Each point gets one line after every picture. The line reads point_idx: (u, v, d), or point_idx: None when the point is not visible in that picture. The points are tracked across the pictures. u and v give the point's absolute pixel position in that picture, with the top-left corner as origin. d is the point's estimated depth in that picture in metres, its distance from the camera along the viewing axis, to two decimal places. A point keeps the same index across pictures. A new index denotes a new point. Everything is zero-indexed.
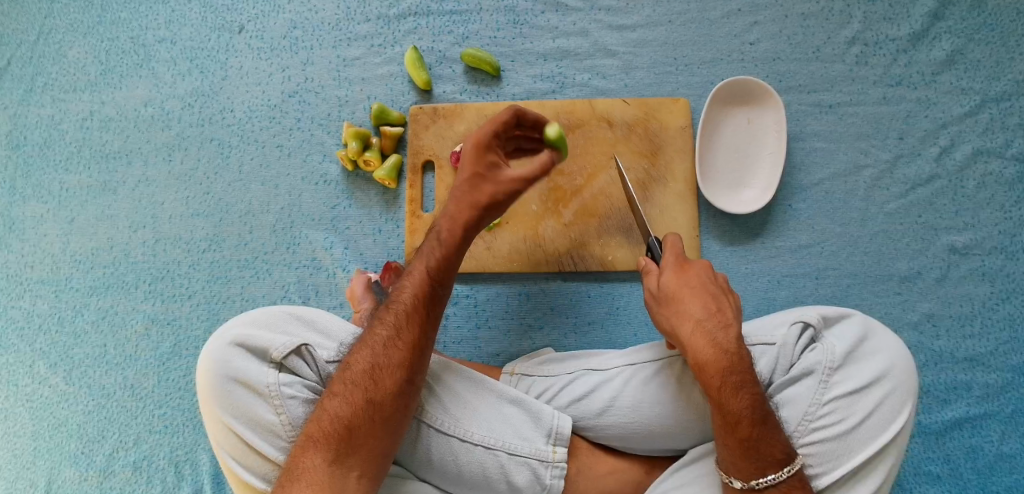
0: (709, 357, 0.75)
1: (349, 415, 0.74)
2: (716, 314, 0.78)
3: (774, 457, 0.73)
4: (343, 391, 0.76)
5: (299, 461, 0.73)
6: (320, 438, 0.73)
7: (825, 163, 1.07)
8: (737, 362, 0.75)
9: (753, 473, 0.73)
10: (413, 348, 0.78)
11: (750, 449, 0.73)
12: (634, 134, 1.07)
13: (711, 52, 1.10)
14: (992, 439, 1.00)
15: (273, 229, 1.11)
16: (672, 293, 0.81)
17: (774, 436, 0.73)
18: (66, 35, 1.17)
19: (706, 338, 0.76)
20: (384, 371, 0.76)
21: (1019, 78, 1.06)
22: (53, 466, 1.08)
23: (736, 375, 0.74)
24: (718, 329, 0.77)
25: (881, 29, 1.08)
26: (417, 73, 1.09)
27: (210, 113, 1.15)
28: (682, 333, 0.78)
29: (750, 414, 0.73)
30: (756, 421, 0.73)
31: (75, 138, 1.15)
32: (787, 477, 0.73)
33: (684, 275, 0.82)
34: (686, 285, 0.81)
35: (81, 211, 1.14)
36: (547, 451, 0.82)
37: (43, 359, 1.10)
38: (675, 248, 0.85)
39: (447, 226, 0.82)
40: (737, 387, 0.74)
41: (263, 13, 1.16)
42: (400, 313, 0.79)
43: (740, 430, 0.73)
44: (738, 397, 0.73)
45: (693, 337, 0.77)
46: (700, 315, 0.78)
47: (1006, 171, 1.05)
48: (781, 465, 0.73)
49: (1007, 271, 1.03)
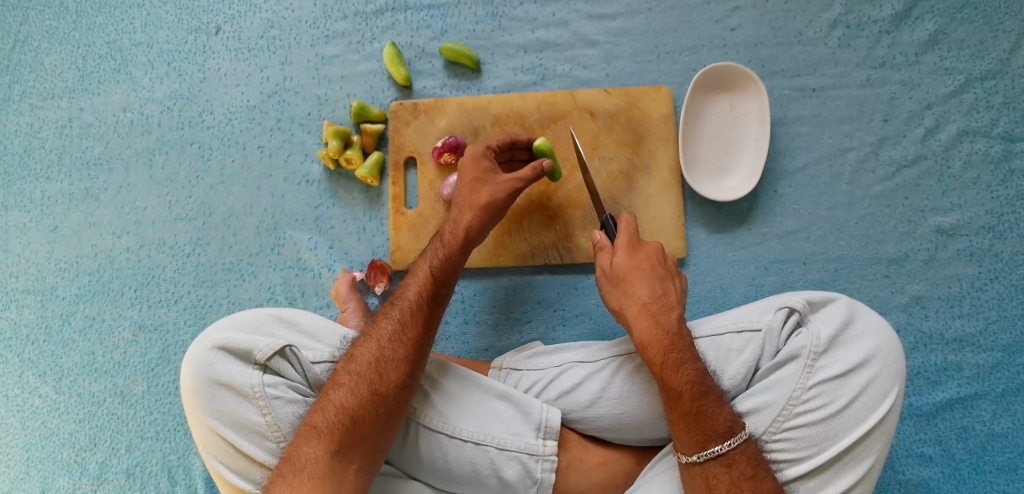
0: (652, 337, 0.79)
1: (353, 405, 0.74)
2: (661, 298, 0.82)
3: (716, 430, 0.74)
4: (348, 383, 0.76)
5: (299, 451, 0.72)
6: (324, 429, 0.73)
7: (810, 147, 1.06)
8: (677, 340, 0.79)
9: (696, 447, 0.74)
10: (417, 343, 0.79)
11: (693, 423, 0.74)
12: (617, 124, 1.06)
13: (692, 39, 1.09)
14: (984, 419, 1.00)
15: (257, 231, 1.10)
16: (623, 274, 0.84)
17: (717, 408, 0.75)
18: (43, 42, 1.16)
19: (650, 320, 0.80)
20: (390, 364, 0.77)
21: (1002, 56, 1.05)
22: (46, 475, 1.07)
23: (677, 353, 0.77)
24: (662, 312, 0.81)
25: (863, 11, 1.07)
26: (397, 69, 1.08)
27: (190, 116, 1.14)
28: (630, 315, 0.82)
29: (692, 388, 0.75)
30: (696, 395, 0.75)
31: (55, 145, 1.14)
32: (730, 450, 0.73)
33: (634, 258, 0.85)
34: (636, 268, 0.84)
35: (64, 218, 1.13)
36: (536, 445, 0.81)
37: (32, 369, 1.10)
38: (630, 229, 0.88)
39: (450, 230, 0.89)
40: (677, 364, 0.76)
41: (239, 13, 1.14)
42: (406, 310, 0.81)
43: (681, 406, 0.75)
44: (680, 373, 0.76)
45: (636, 319, 0.81)
46: (647, 297, 0.82)
47: (992, 150, 1.04)
48: (723, 438, 0.73)
49: (996, 250, 1.03)
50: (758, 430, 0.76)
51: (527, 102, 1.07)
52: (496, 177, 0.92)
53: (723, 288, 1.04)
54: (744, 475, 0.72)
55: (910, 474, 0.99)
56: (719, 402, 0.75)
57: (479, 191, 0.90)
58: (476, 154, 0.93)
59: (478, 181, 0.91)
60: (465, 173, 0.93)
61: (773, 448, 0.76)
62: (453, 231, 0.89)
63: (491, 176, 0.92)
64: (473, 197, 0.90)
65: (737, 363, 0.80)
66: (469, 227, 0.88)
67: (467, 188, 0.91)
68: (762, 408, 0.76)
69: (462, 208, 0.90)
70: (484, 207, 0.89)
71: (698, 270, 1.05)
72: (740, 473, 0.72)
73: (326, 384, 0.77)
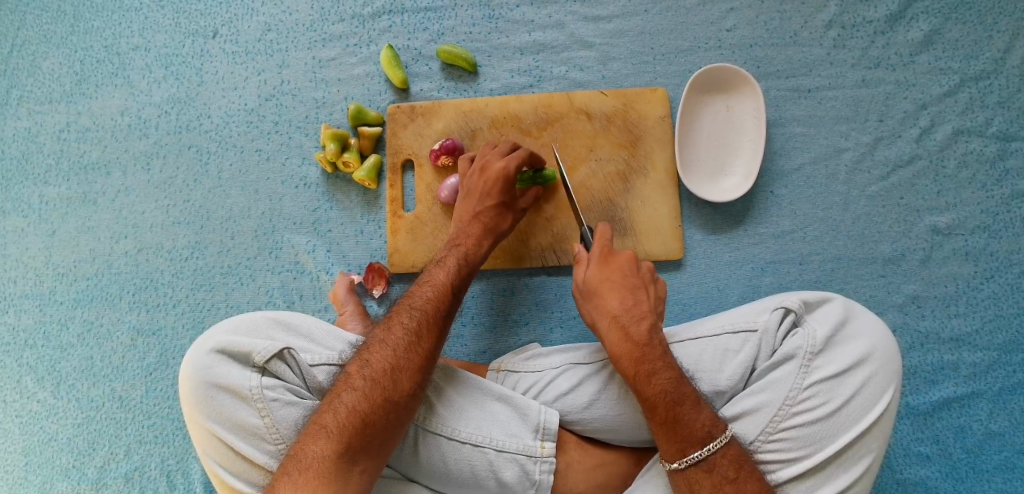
0: (624, 349, 0.80)
1: (365, 408, 0.74)
2: (633, 309, 0.83)
3: (695, 435, 0.74)
4: (362, 387, 0.76)
5: (306, 450, 0.72)
6: (333, 429, 0.73)
7: (806, 148, 1.06)
8: (647, 350, 0.80)
9: (677, 454, 0.75)
10: (431, 356, 0.80)
11: (671, 431, 0.75)
12: (613, 126, 1.06)
13: (688, 40, 1.09)
14: (980, 418, 1.00)
15: (255, 235, 1.10)
16: (594, 288, 0.86)
17: (693, 416, 0.75)
18: (40, 46, 1.16)
19: (620, 333, 0.82)
20: (404, 373, 0.78)
21: (997, 56, 1.06)
22: (45, 480, 1.07)
23: (649, 363, 0.78)
24: (633, 322, 0.82)
25: (858, 12, 1.08)
26: (393, 72, 1.09)
27: (188, 120, 1.14)
28: (602, 327, 0.84)
29: (665, 399, 0.76)
30: (670, 403, 0.75)
31: (53, 150, 1.14)
32: (709, 455, 0.73)
33: (607, 268, 0.87)
34: (607, 280, 0.86)
35: (61, 223, 1.13)
36: (535, 446, 0.81)
37: (31, 374, 1.10)
38: (603, 240, 0.90)
39: (469, 248, 0.93)
40: (649, 374, 0.77)
41: (236, 17, 1.15)
42: (422, 320, 0.82)
43: (657, 415, 0.76)
44: (653, 383, 0.77)
45: (608, 331, 0.83)
46: (618, 310, 0.83)
47: (987, 149, 1.05)
48: (702, 444, 0.74)
49: (991, 249, 1.03)
50: (754, 430, 0.76)
51: (523, 104, 1.07)
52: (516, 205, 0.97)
53: (720, 288, 1.04)
54: (726, 478, 0.73)
55: (907, 473, 0.99)
56: (696, 407, 0.76)
57: (502, 216, 0.96)
58: (509, 174, 0.95)
59: (501, 205, 0.96)
60: (488, 192, 0.95)
61: (768, 448, 0.76)
62: (470, 248, 0.93)
63: (513, 202, 0.97)
64: (496, 222, 0.96)
65: (733, 364, 0.80)
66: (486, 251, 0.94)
67: (491, 211, 0.95)
68: (757, 409, 0.77)
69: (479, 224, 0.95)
70: (502, 233, 0.96)
71: (695, 271, 1.05)
72: (722, 477, 0.73)
73: (337, 386, 0.77)
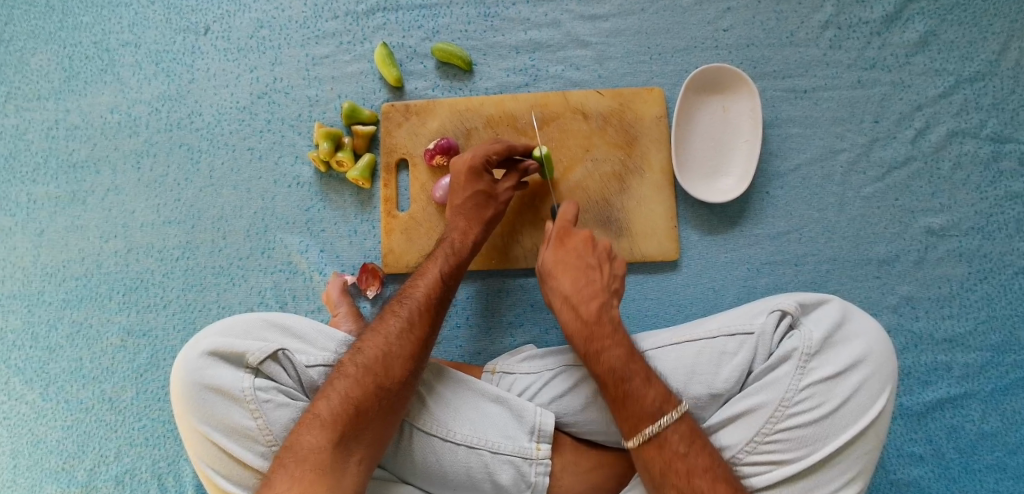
0: (575, 327, 0.84)
1: (358, 396, 0.74)
2: (585, 288, 0.87)
3: (646, 412, 0.76)
4: (354, 374, 0.76)
5: (300, 440, 0.71)
6: (327, 418, 0.72)
7: (802, 148, 1.06)
8: (595, 329, 0.83)
9: (632, 431, 0.77)
10: (423, 344, 0.80)
11: (622, 407, 0.77)
12: (609, 125, 1.06)
13: (684, 40, 1.09)
14: (972, 418, 1.01)
15: (246, 234, 1.09)
16: (550, 268, 0.90)
17: (641, 393, 0.77)
18: (28, 42, 1.14)
19: (570, 311, 0.86)
20: (396, 360, 0.78)
21: (991, 58, 1.06)
22: (34, 482, 1.06)
23: (598, 341, 0.82)
24: (583, 302, 0.86)
25: (854, 12, 1.08)
26: (387, 70, 1.07)
27: (178, 118, 1.12)
28: (556, 306, 0.88)
29: (612, 375, 0.79)
30: (618, 380, 0.78)
31: (42, 148, 1.12)
32: (663, 429, 0.75)
33: (563, 249, 0.91)
34: (562, 262, 0.90)
35: (50, 222, 1.11)
36: (530, 448, 0.81)
37: (19, 375, 1.08)
38: (564, 220, 0.94)
39: (459, 240, 0.93)
40: (597, 352, 0.81)
41: (227, 13, 1.13)
42: (414, 309, 0.82)
43: (609, 392, 0.79)
44: (601, 360, 0.80)
45: (561, 310, 0.87)
46: (569, 290, 0.87)
47: (981, 151, 1.05)
48: (655, 419, 0.76)
49: (984, 251, 1.04)
50: (749, 432, 0.76)
51: (520, 103, 1.07)
52: (500, 191, 0.96)
53: (715, 289, 1.04)
54: (676, 455, 0.74)
55: (900, 473, 1.00)
56: (646, 382, 0.78)
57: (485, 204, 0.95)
58: (475, 166, 0.95)
59: (482, 195, 0.95)
60: (468, 185, 0.95)
61: (763, 449, 0.76)
62: (462, 240, 0.93)
63: (496, 188, 0.96)
64: (481, 212, 0.95)
65: (729, 367, 0.80)
66: (477, 241, 0.94)
67: (472, 202, 0.95)
68: (753, 409, 0.77)
69: (468, 217, 0.94)
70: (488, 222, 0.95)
71: (690, 272, 1.05)
72: (673, 453, 0.74)
73: (330, 375, 0.77)
